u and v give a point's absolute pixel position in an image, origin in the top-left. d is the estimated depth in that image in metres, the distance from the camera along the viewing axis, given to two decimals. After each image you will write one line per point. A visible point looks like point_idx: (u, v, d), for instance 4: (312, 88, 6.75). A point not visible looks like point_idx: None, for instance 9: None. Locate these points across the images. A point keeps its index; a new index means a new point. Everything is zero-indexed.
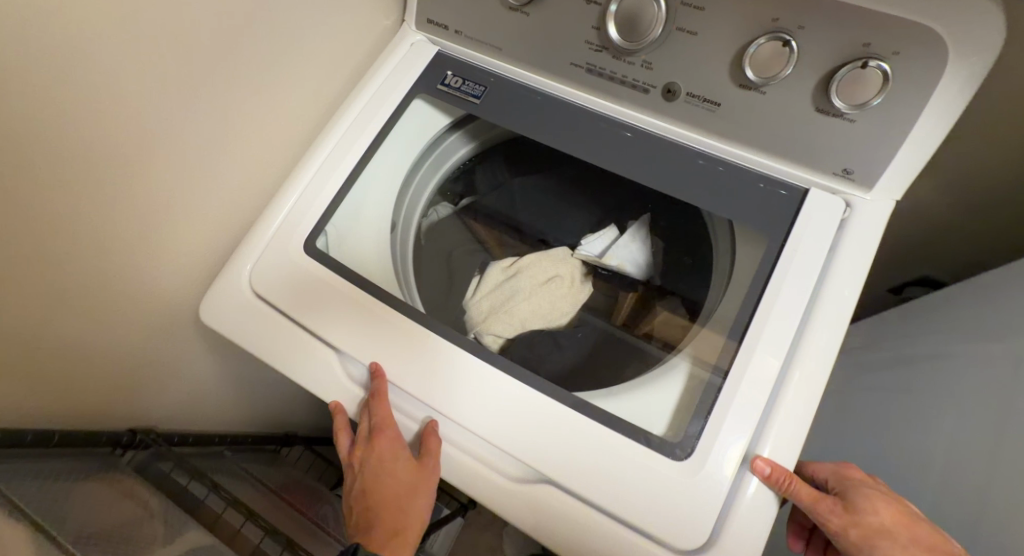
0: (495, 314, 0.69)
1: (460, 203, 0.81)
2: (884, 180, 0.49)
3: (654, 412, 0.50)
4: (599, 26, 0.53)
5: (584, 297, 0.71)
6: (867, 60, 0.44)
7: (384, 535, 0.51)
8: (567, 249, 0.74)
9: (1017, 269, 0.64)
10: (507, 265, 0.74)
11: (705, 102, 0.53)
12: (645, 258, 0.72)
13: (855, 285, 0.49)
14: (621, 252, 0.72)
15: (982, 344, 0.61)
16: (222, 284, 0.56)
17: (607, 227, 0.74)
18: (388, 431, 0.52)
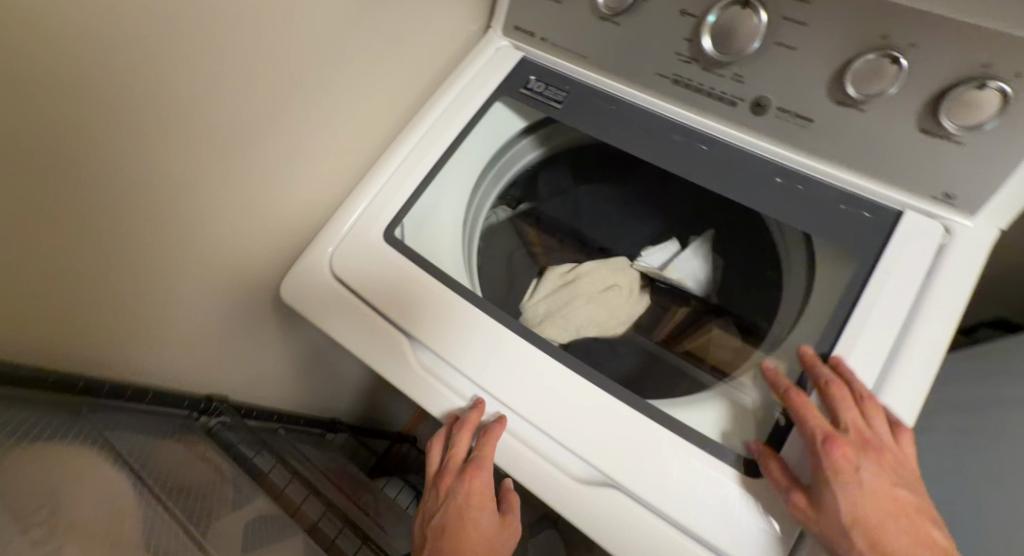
0: (550, 319, 0.68)
1: (519, 207, 0.80)
2: (989, 206, 0.47)
3: (723, 434, 0.48)
4: (691, 38, 0.54)
5: (640, 310, 0.71)
6: (984, 80, 0.42)
7: None
8: (627, 260, 0.74)
9: None
10: (564, 271, 0.74)
11: (797, 117, 0.52)
12: (708, 277, 0.70)
13: (953, 314, 0.46)
14: (683, 265, 0.70)
15: None
16: (305, 264, 0.59)
17: (669, 240, 0.73)
18: (486, 474, 0.52)
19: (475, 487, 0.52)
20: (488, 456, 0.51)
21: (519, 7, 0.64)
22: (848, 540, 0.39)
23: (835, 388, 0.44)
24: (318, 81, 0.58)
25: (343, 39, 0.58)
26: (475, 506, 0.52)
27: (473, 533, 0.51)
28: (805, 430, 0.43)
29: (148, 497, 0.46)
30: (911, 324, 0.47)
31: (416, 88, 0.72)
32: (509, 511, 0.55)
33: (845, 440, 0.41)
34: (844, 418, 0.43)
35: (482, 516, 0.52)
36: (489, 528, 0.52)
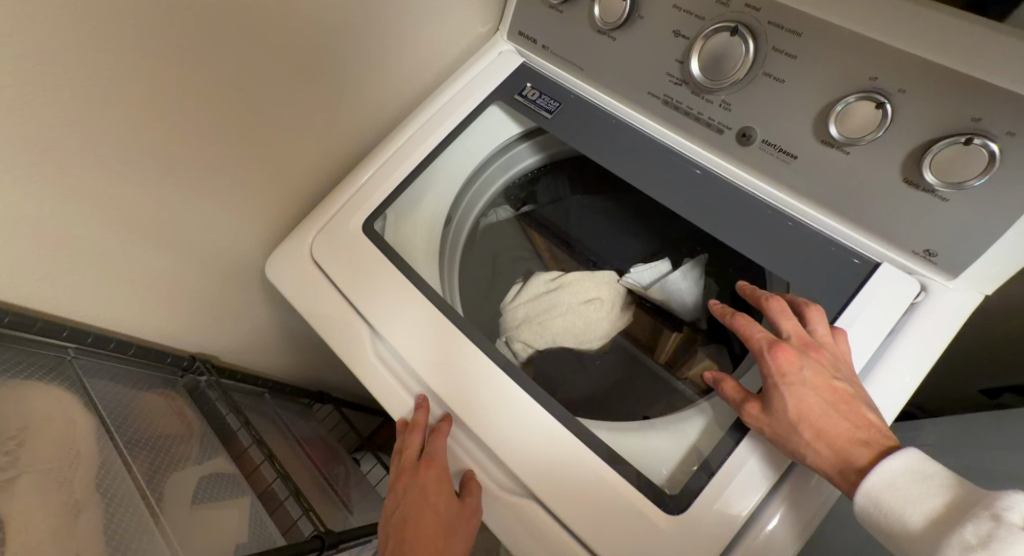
0: (526, 325, 0.69)
1: (521, 208, 0.80)
2: (969, 270, 0.44)
3: (651, 466, 0.49)
4: (682, 60, 0.53)
5: (619, 326, 0.70)
6: (971, 136, 0.39)
7: None
8: (615, 274, 0.72)
9: None
10: (552, 276, 0.73)
11: (780, 152, 0.50)
12: (695, 304, 0.67)
13: (907, 377, 0.44)
14: (668, 287, 0.68)
15: None
16: (289, 244, 0.63)
17: (661, 259, 0.71)
18: (439, 461, 0.52)
19: (431, 477, 0.52)
20: (440, 442, 0.52)
21: (525, 13, 0.64)
22: (814, 449, 0.40)
23: (775, 304, 0.48)
24: (319, 71, 0.60)
25: (347, 32, 0.60)
26: (432, 493, 0.52)
27: (433, 517, 0.51)
28: (751, 346, 0.46)
29: (106, 448, 0.51)
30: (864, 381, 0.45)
31: (421, 83, 0.73)
32: (471, 493, 0.51)
33: (785, 343, 0.44)
34: (785, 328, 0.46)
35: (443, 499, 0.51)
36: (449, 511, 0.51)
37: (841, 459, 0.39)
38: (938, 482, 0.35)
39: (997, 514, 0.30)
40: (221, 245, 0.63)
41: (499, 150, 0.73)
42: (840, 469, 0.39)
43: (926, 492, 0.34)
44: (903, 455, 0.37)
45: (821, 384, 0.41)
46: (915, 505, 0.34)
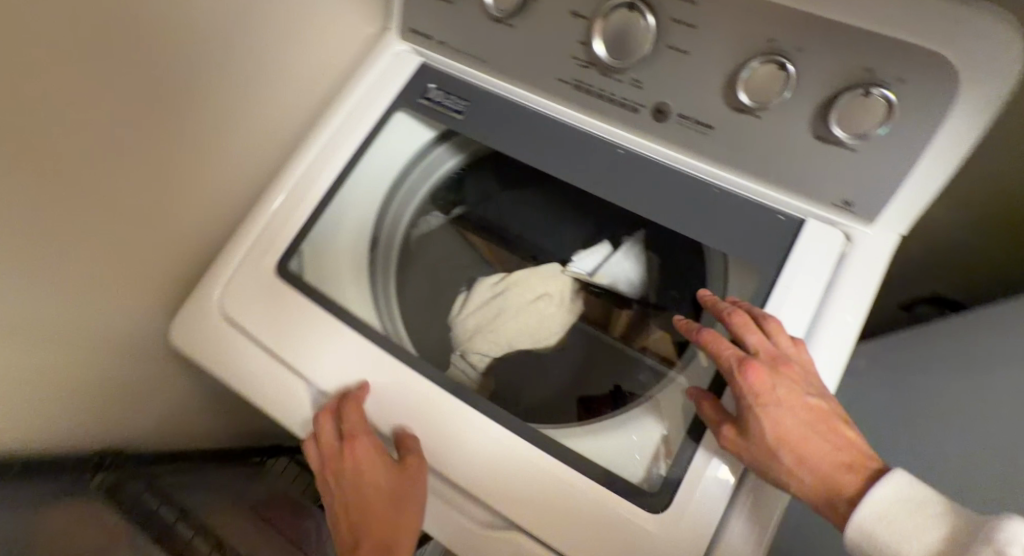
0: (478, 335, 0.67)
1: (452, 211, 0.74)
2: (886, 214, 0.46)
3: (625, 464, 0.48)
4: (585, 41, 0.50)
5: (573, 318, 0.68)
6: (869, 88, 0.40)
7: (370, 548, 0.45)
8: (557, 265, 0.70)
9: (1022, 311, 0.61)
10: (495, 279, 0.70)
11: (697, 124, 0.49)
12: (641, 285, 0.66)
13: (851, 326, 0.45)
14: (613, 270, 0.68)
15: None
16: (195, 299, 0.56)
17: (600, 242, 0.69)
18: (363, 433, 0.48)
19: (358, 453, 0.48)
20: (357, 419, 0.48)
21: (411, 9, 0.59)
22: (796, 477, 0.38)
23: (737, 316, 0.44)
24: (189, 105, 0.53)
25: (212, 56, 0.53)
26: (365, 467, 0.48)
27: (375, 495, 0.47)
28: (720, 363, 0.42)
29: None
30: (812, 337, 0.45)
31: (317, 98, 0.67)
32: (411, 451, 0.47)
33: (755, 359, 0.41)
34: (751, 341, 0.42)
35: (376, 470, 0.47)
36: (391, 483, 0.47)
37: (825, 486, 0.37)
38: (935, 511, 0.32)
39: (1000, 547, 0.27)
40: (111, 321, 0.54)
41: (416, 159, 0.69)
42: (826, 497, 0.37)
43: (922, 523, 0.32)
44: (889, 479, 0.34)
45: (797, 406, 0.39)
46: (916, 537, 0.31)
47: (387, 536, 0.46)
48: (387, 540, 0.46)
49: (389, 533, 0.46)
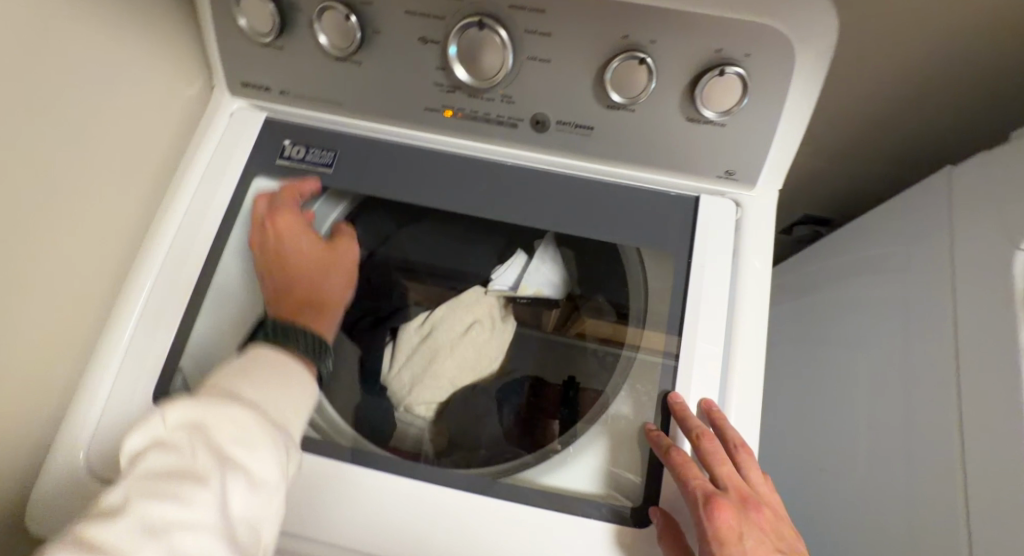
0: (419, 384, 0.66)
1: None
2: (763, 175, 0.48)
3: (585, 480, 0.49)
4: (443, 66, 0.47)
5: (507, 338, 0.68)
6: (723, 67, 0.42)
7: (313, 312, 0.48)
8: (481, 286, 0.70)
9: (875, 224, 0.69)
10: (421, 322, 0.69)
11: (578, 127, 0.49)
12: (564, 287, 0.67)
13: (764, 287, 0.47)
14: (534, 278, 0.68)
15: (862, 300, 0.66)
16: (60, 480, 0.44)
17: (515, 253, 0.68)
18: (294, 227, 0.51)
19: (281, 226, 0.50)
20: (290, 230, 0.50)
21: (237, 61, 0.52)
22: None
23: (707, 442, 0.41)
24: None
25: None
26: (284, 228, 0.50)
27: (298, 251, 0.50)
28: (688, 492, 0.40)
29: None
30: (735, 308, 0.47)
31: (151, 192, 0.53)
32: (345, 238, 0.55)
33: (725, 500, 0.39)
34: (721, 476, 0.40)
35: (301, 237, 0.51)
36: (323, 270, 0.51)
37: None
38: None
39: None
40: None
41: None
42: None
43: None
44: None
45: None
46: None
47: (333, 313, 0.50)
48: (325, 301, 0.50)
49: (331, 302, 0.50)
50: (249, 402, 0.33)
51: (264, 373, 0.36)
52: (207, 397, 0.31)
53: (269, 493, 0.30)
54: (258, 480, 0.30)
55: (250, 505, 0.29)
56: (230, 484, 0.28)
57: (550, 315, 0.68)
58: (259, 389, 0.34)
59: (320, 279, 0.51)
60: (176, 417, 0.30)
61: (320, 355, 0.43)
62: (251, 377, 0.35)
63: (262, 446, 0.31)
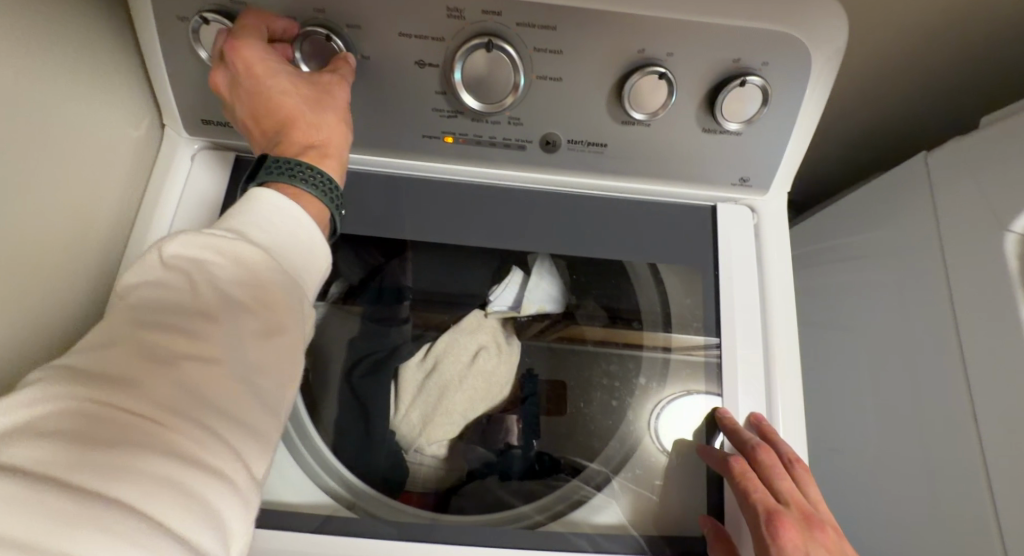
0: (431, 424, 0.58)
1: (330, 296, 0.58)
2: (778, 179, 0.48)
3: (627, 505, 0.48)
4: (445, 90, 0.43)
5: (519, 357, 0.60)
6: (744, 77, 0.41)
7: (306, 153, 0.36)
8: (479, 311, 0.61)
9: (853, 208, 0.72)
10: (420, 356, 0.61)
11: (590, 145, 0.46)
12: (569, 296, 0.57)
13: (792, 291, 0.48)
14: (535, 295, 0.58)
15: (852, 283, 0.69)
16: None
17: (509, 270, 0.57)
18: (258, 44, 0.36)
19: (247, 54, 0.36)
20: (256, 48, 0.36)
21: (198, 97, 0.45)
22: None
23: (766, 456, 0.41)
24: None
25: None
26: (249, 46, 0.36)
27: (280, 91, 0.36)
28: (748, 507, 0.39)
29: None
30: (768, 317, 0.47)
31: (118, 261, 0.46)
32: (335, 74, 0.39)
33: (788, 517, 0.37)
34: (782, 492, 0.39)
35: (279, 67, 0.37)
36: (314, 107, 0.37)
37: None
38: None
39: None
40: None
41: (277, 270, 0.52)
42: None
43: None
44: None
45: None
46: None
47: (342, 155, 0.38)
48: (330, 139, 0.37)
49: (336, 145, 0.37)
50: (241, 375, 0.25)
51: (278, 333, 0.27)
52: (197, 350, 0.24)
53: (230, 507, 0.22)
54: (221, 486, 0.22)
55: (184, 393, 0.22)
56: (185, 483, 0.20)
57: (563, 330, 0.58)
58: (259, 355, 0.26)
59: (310, 125, 0.37)
60: (144, 355, 0.23)
61: (335, 202, 0.36)
62: (270, 338, 0.27)
63: (222, 443, 0.22)
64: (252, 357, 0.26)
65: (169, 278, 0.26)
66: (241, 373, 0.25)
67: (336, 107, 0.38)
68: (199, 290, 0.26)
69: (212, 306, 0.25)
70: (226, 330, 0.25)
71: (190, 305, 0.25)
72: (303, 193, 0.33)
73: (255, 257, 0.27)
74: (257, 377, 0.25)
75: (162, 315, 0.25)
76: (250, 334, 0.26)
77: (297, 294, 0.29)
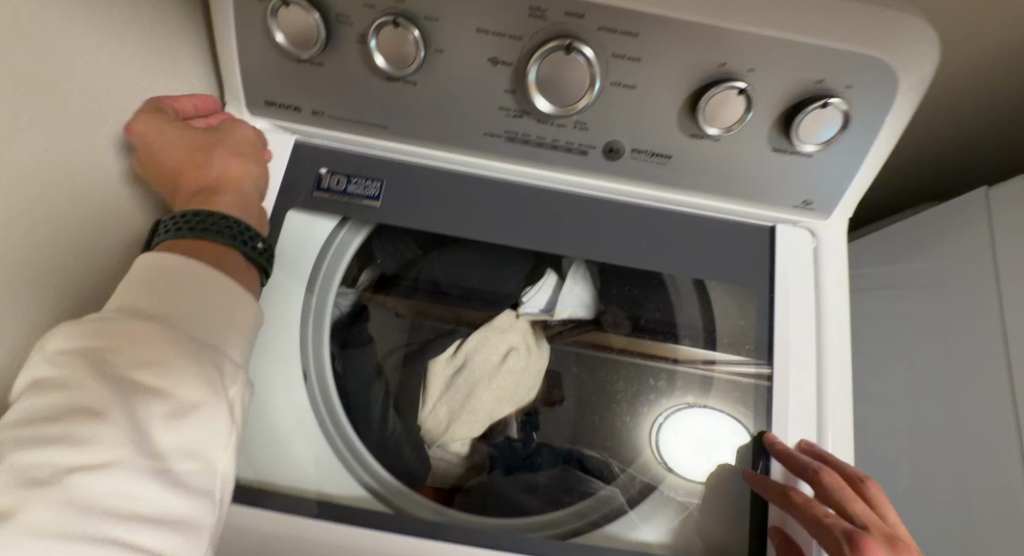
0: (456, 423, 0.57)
1: (362, 283, 0.58)
2: (841, 204, 0.47)
3: (659, 513, 0.48)
4: (514, 89, 0.42)
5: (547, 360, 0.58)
6: (827, 99, 0.40)
7: (206, 196, 0.37)
8: (511, 311, 0.60)
9: (902, 238, 0.71)
10: (450, 351, 0.59)
11: (654, 156, 0.45)
12: (600, 303, 0.56)
13: (846, 321, 0.46)
14: (569, 299, 0.57)
15: (894, 315, 0.67)
16: None
17: (544, 274, 0.57)
18: (149, 115, 0.40)
19: (144, 128, 0.39)
20: (149, 120, 0.39)
21: (260, 77, 0.45)
22: None
23: (828, 478, 0.39)
24: None
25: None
26: (143, 120, 0.39)
27: (176, 148, 0.39)
28: (823, 530, 0.37)
29: None
30: (820, 345, 0.46)
31: None
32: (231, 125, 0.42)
33: (867, 534, 0.35)
34: (855, 513, 0.37)
35: (173, 130, 0.39)
36: (205, 151, 0.39)
37: None
38: None
39: None
40: None
41: (324, 258, 0.52)
42: None
43: None
44: None
45: None
46: None
47: (244, 189, 0.39)
48: (225, 171, 0.39)
49: (234, 177, 0.39)
50: (151, 468, 0.24)
51: (187, 413, 0.26)
52: (87, 458, 0.23)
53: None
54: None
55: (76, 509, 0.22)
56: None
57: (590, 334, 0.58)
58: (177, 441, 0.26)
59: (205, 171, 0.38)
60: (27, 479, 0.22)
61: (245, 239, 0.36)
62: (182, 421, 0.26)
63: (139, 549, 0.23)
64: (161, 448, 0.25)
65: (64, 386, 0.24)
66: (152, 470, 0.24)
67: (229, 146, 0.41)
68: (93, 384, 0.24)
69: (109, 401, 0.24)
70: (123, 416, 0.24)
71: (87, 406, 0.24)
72: (206, 242, 0.34)
73: (165, 344, 0.27)
74: (175, 466, 0.25)
75: (42, 429, 0.23)
76: (163, 424, 0.26)
77: (220, 377, 0.29)
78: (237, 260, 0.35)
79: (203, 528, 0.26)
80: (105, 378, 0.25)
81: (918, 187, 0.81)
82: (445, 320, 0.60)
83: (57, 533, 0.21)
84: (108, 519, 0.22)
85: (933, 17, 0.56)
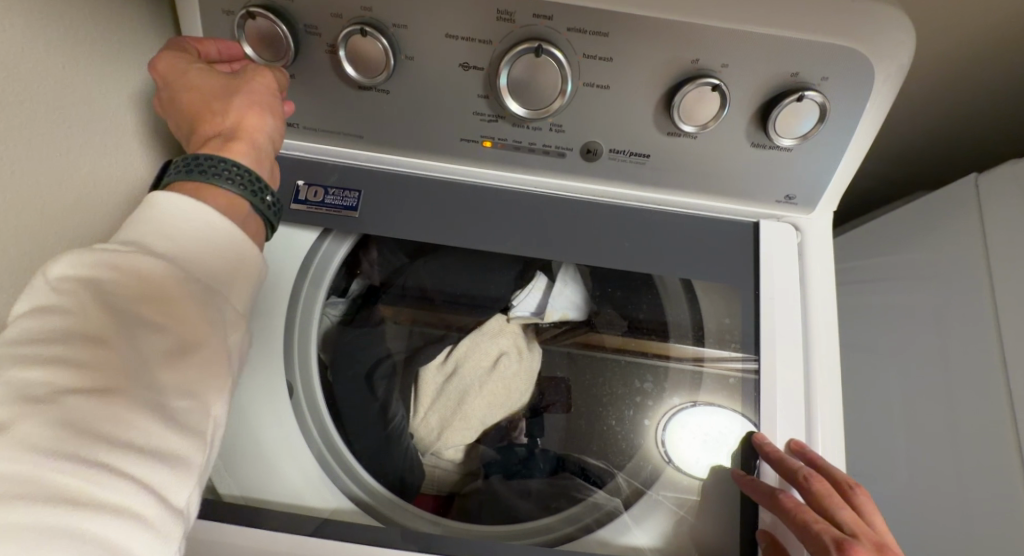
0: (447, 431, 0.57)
1: (352, 292, 0.58)
2: (825, 198, 0.46)
3: (656, 512, 0.47)
4: (487, 94, 0.42)
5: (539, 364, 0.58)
6: (803, 92, 0.39)
7: (215, 142, 0.34)
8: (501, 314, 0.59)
9: (892, 228, 0.70)
10: (441, 359, 0.59)
11: (633, 155, 0.45)
12: (591, 303, 0.56)
13: (834, 316, 0.46)
14: (559, 301, 0.57)
15: (888, 307, 0.67)
16: None
17: (533, 277, 0.56)
18: (176, 55, 0.38)
19: (167, 69, 0.37)
20: (174, 61, 0.38)
21: None
22: None
23: (817, 483, 0.39)
24: None
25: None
26: (170, 60, 0.37)
27: (196, 90, 0.36)
28: (813, 539, 0.36)
29: None
30: (808, 341, 0.45)
31: None
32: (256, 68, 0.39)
33: (857, 542, 0.35)
34: (844, 519, 0.37)
35: (193, 72, 0.37)
36: (222, 96, 0.36)
37: None
38: None
39: None
40: None
41: (311, 269, 0.52)
42: None
43: None
44: None
45: None
46: None
47: (257, 138, 0.36)
48: (241, 121, 0.36)
49: (250, 128, 0.36)
50: (149, 400, 0.23)
51: (186, 352, 0.26)
52: (91, 381, 0.22)
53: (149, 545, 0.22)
54: (133, 532, 0.21)
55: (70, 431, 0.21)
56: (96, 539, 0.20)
57: (585, 335, 0.57)
58: (173, 377, 0.25)
59: (218, 115, 0.35)
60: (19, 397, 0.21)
61: (256, 189, 0.33)
62: (182, 359, 0.26)
63: (129, 479, 0.22)
64: (160, 380, 0.24)
65: (58, 301, 0.23)
66: (149, 402, 0.23)
67: (250, 95, 0.37)
68: (96, 310, 0.24)
69: (110, 330, 0.24)
70: (126, 352, 0.24)
71: (79, 326, 0.23)
72: (213, 188, 0.31)
73: (163, 273, 0.26)
74: (169, 398, 0.25)
75: (34, 346, 0.22)
76: (160, 356, 0.25)
77: (218, 306, 0.28)
78: (246, 211, 0.33)
79: (192, 470, 0.25)
80: (108, 308, 0.24)
81: (907, 176, 0.80)
82: (431, 324, 0.59)
83: (58, 452, 0.20)
84: (115, 437, 0.22)
85: (913, 6, 0.55)
